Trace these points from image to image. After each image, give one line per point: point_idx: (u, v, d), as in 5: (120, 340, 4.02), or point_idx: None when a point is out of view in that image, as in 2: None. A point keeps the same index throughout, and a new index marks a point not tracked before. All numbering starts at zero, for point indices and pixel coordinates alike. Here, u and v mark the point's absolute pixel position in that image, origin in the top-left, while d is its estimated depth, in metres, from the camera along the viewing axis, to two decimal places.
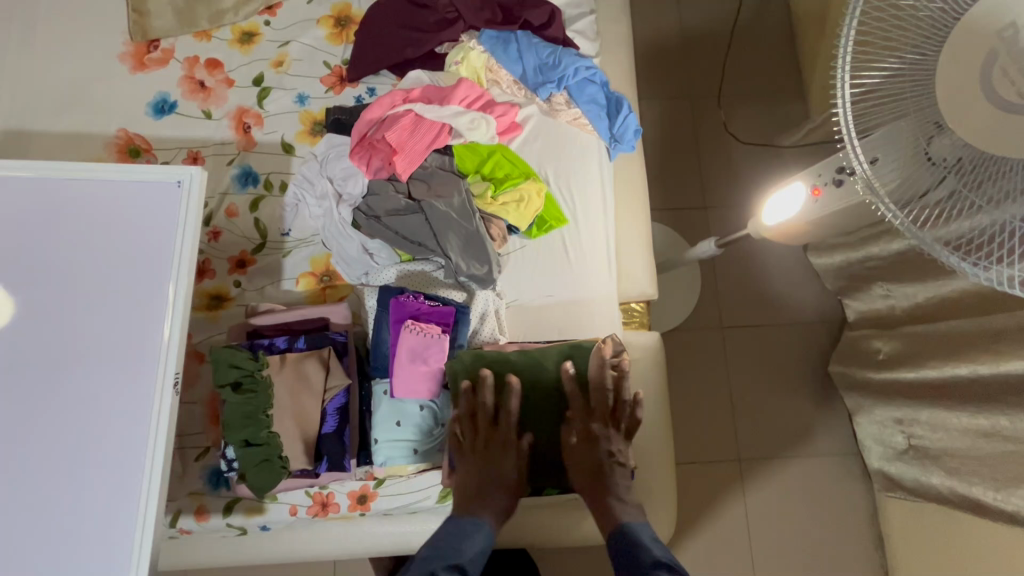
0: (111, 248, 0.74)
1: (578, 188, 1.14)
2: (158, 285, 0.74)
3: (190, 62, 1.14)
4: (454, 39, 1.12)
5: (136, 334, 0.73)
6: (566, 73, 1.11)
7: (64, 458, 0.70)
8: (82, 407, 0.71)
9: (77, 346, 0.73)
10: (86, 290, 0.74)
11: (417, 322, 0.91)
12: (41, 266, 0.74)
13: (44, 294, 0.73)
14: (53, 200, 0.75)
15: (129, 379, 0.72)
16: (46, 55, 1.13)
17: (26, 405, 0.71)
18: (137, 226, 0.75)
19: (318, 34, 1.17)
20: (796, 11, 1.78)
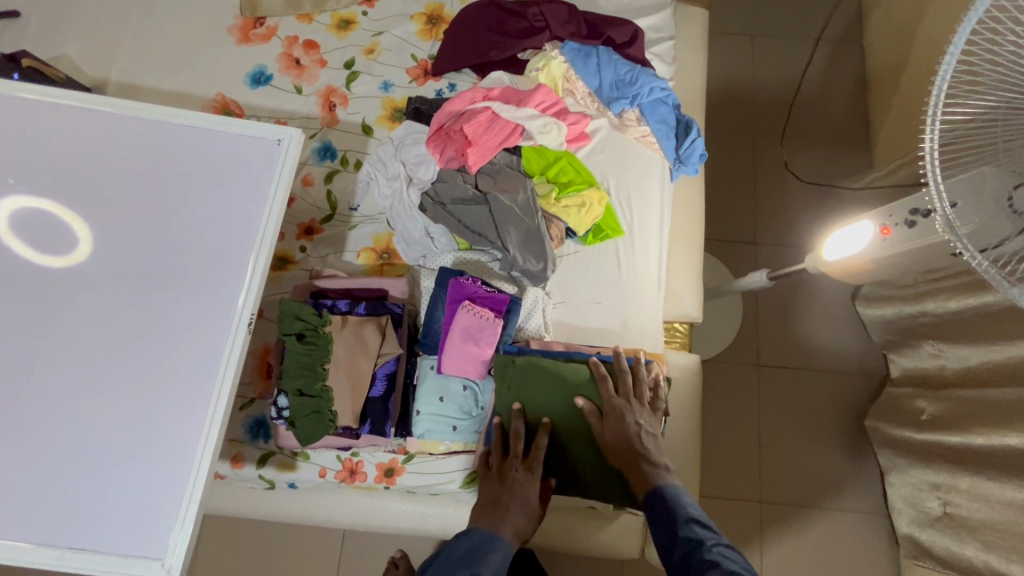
0: (210, 195, 0.79)
1: (638, 202, 1.16)
2: (249, 235, 0.78)
3: (290, 40, 1.22)
4: (537, 46, 1.17)
5: (222, 279, 0.77)
6: (641, 91, 1.14)
7: (142, 386, 0.74)
8: (164, 341, 0.75)
9: (168, 283, 0.77)
10: (182, 230, 0.78)
11: (473, 304, 0.93)
12: (144, 206, 0.79)
13: (145, 231, 0.78)
14: (166, 143, 0.80)
15: (210, 320, 0.76)
16: (163, 20, 1.22)
17: (114, 333, 0.75)
18: (237, 178, 0.79)
19: (409, 29, 1.23)
20: (871, 64, 1.79)
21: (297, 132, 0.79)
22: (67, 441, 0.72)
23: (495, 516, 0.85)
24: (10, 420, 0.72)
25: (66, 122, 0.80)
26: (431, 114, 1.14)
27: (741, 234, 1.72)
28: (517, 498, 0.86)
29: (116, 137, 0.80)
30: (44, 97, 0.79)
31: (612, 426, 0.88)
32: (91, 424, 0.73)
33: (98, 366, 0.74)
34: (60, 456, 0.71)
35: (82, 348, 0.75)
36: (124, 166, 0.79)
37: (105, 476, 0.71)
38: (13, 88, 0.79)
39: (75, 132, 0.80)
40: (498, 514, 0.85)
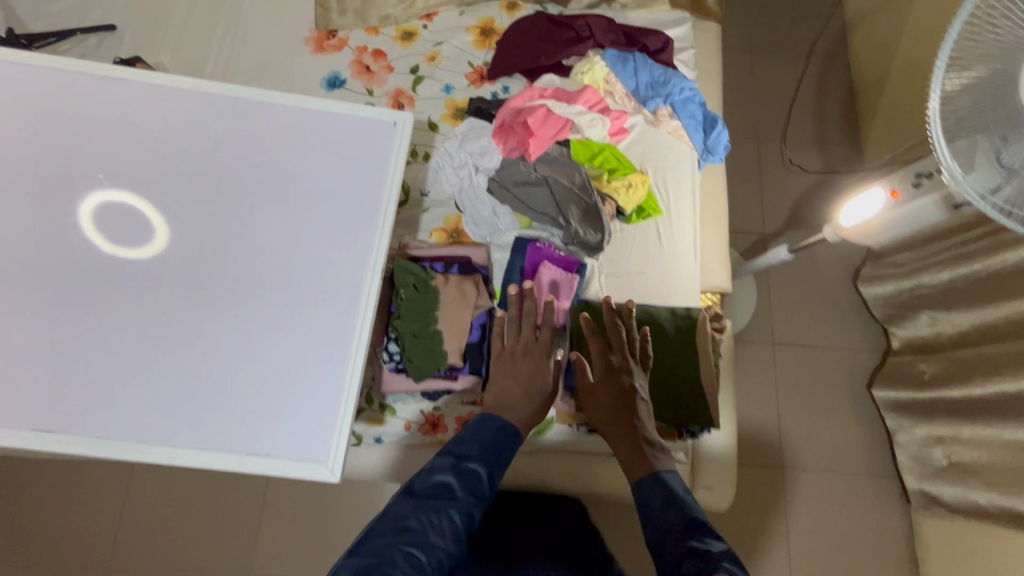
0: (340, 164, 0.94)
1: (672, 186, 1.32)
2: (374, 199, 0.93)
3: (360, 50, 1.37)
4: (581, 53, 1.34)
5: (354, 233, 0.93)
6: (673, 91, 1.31)
7: (294, 322, 0.90)
8: (310, 287, 0.91)
9: (307, 240, 0.93)
10: (316, 196, 0.94)
11: (552, 264, 1.15)
12: (282, 177, 0.94)
13: (285, 198, 0.94)
14: (296, 124, 0.95)
15: (346, 268, 0.92)
16: (246, 33, 1.37)
17: (268, 278, 0.91)
18: (362, 150, 0.95)
19: (466, 39, 1.40)
20: (857, 75, 2.01)
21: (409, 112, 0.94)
22: (237, 367, 0.89)
23: (509, 404, 1.00)
24: (190, 354, 0.89)
25: (215, 106, 0.95)
26: (491, 110, 1.30)
27: (750, 226, 1.90)
28: (519, 366, 1.04)
29: (251, 117, 0.95)
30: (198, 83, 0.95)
31: (607, 393, 1.04)
32: (256, 354, 0.89)
33: (257, 307, 0.91)
34: (233, 380, 0.88)
35: (243, 293, 0.91)
36: (266, 141, 0.95)
37: (269, 395, 0.88)
38: (173, 81, 0.95)
39: (220, 116, 0.95)
40: (513, 402, 1.00)
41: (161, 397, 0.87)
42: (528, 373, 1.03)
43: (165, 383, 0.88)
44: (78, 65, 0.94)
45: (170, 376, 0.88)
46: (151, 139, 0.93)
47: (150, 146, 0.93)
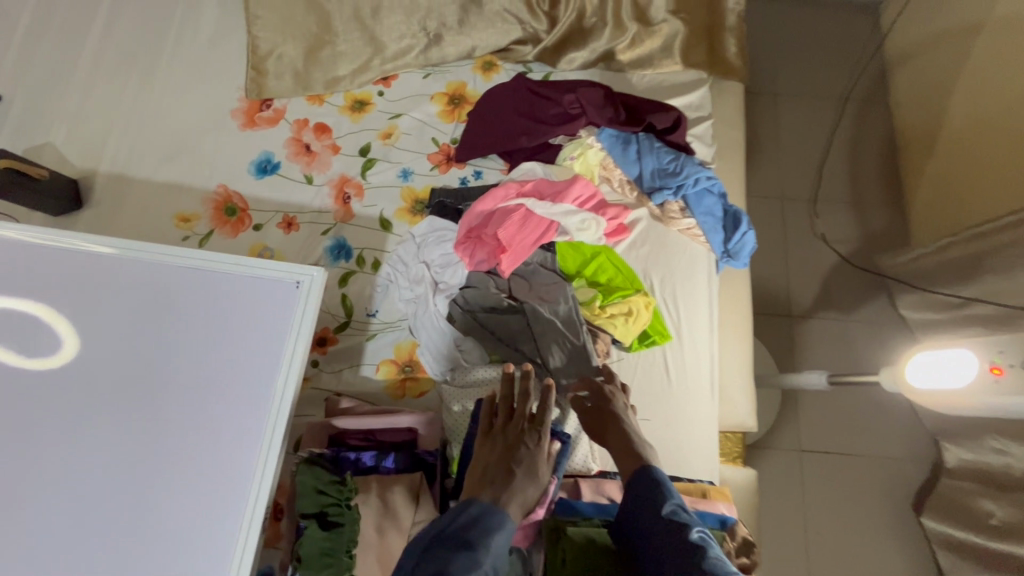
0: (220, 332, 0.78)
1: (684, 299, 1.05)
2: (267, 379, 0.77)
3: (299, 124, 1.12)
4: (571, 133, 1.07)
5: (238, 430, 0.76)
6: (687, 182, 1.04)
7: (150, 551, 0.71)
8: (177, 495, 0.74)
9: (175, 432, 0.75)
10: (191, 377, 0.77)
11: None
12: (149, 355, 0.77)
13: (152, 380, 0.77)
14: (168, 287, 0.79)
15: (224, 476, 0.74)
16: (160, 103, 1.12)
17: (125, 495, 0.73)
18: (253, 321, 0.79)
19: (429, 110, 1.14)
20: (898, 125, 1.73)
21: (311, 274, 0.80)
22: None
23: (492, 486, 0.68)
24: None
25: (66, 270, 0.78)
26: (457, 207, 1.04)
27: (774, 306, 1.62)
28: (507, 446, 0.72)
29: (110, 278, 0.79)
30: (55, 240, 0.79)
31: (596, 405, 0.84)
32: None
33: (106, 535, 0.72)
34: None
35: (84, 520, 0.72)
36: (133, 316, 0.78)
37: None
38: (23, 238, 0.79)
39: (74, 277, 0.78)
40: (504, 481, 0.68)
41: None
42: (527, 452, 0.71)
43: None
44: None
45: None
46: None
47: None
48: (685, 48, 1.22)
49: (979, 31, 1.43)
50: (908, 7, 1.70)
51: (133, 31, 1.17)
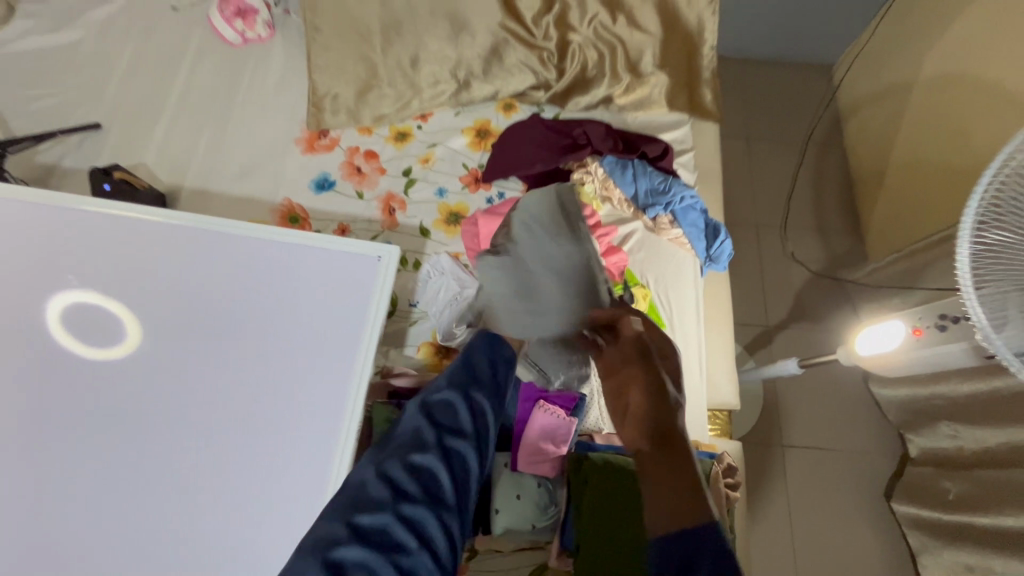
0: (321, 288, 1.03)
1: (675, 295, 1.26)
2: (358, 325, 1.01)
3: (352, 150, 1.34)
4: (579, 159, 1.29)
5: (341, 359, 1.00)
6: (674, 199, 1.27)
7: (276, 440, 0.97)
8: (294, 403, 0.99)
9: (288, 360, 1.00)
10: (299, 320, 1.01)
11: (547, 403, 0.99)
12: (267, 303, 1.02)
13: (269, 321, 1.01)
14: (280, 254, 1.04)
15: (328, 400, 0.99)
16: (235, 131, 1.34)
17: (254, 404, 0.99)
18: (344, 284, 1.03)
19: (461, 141, 1.37)
20: (854, 162, 2.00)
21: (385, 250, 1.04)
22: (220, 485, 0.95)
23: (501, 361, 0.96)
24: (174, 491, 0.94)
25: (205, 241, 1.04)
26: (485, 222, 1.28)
27: (753, 317, 1.84)
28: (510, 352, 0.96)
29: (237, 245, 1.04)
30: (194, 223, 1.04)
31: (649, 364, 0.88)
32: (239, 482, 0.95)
33: (243, 432, 0.97)
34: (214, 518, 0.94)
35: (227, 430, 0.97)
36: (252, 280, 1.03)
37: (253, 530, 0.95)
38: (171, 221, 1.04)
39: (210, 246, 1.04)
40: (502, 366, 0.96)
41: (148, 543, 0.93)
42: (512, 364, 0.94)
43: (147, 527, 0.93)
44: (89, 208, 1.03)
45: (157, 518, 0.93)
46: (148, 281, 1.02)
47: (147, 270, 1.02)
48: (668, 95, 1.49)
49: (911, 87, 1.73)
50: (855, 66, 2.01)
51: (212, 75, 1.40)
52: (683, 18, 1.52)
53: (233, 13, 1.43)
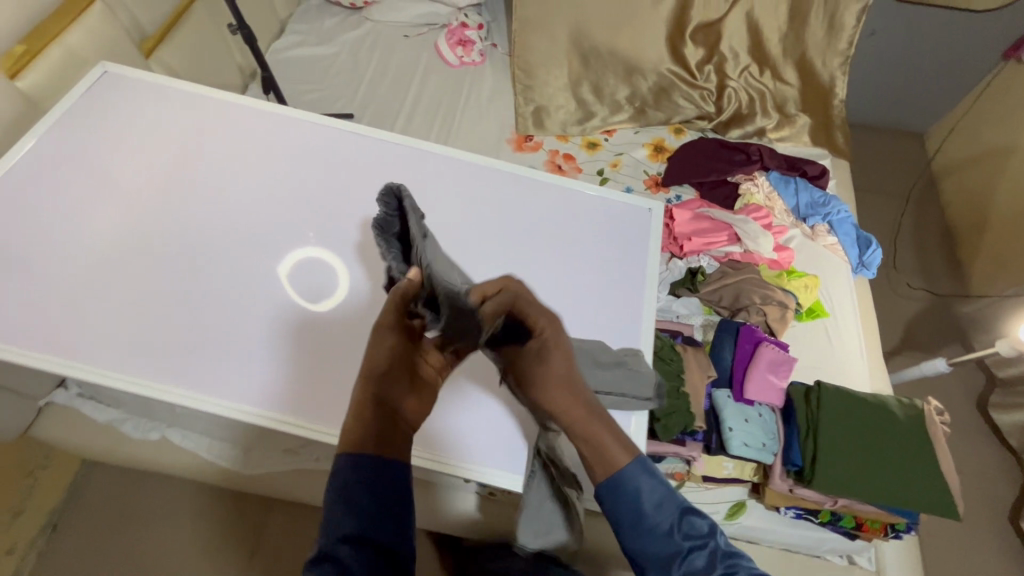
0: (602, 228, 1.03)
1: (835, 291, 1.42)
2: (641, 267, 1.00)
3: (553, 153, 1.61)
4: (748, 173, 1.53)
5: (627, 291, 0.98)
6: (831, 211, 1.49)
7: None
8: (586, 326, 0.93)
9: (579, 277, 0.98)
10: (586, 250, 1.00)
11: (769, 342, 1.10)
12: (552, 233, 1.01)
13: (557, 243, 1.00)
14: (561, 198, 1.06)
15: (623, 330, 0.94)
16: (458, 130, 1.62)
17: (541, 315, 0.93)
18: (621, 223, 1.05)
19: (642, 153, 1.63)
20: (955, 217, 2.20)
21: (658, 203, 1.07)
22: None
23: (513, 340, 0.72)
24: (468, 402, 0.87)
25: (482, 176, 1.06)
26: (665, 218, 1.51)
27: None
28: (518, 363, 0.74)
29: (525, 185, 1.06)
30: (478, 159, 1.08)
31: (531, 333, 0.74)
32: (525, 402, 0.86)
33: None
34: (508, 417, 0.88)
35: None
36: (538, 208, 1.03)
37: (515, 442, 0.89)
38: (453, 156, 1.09)
39: (490, 179, 1.06)
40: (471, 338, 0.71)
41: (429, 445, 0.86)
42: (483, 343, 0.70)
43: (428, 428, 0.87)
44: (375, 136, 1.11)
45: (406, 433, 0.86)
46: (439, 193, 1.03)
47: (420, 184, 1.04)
48: (810, 134, 1.76)
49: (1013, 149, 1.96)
50: (952, 135, 2.25)
51: (438, 86, 1.71)
52: (819, 75, 1.81)
53: (456, 42, 1.77)
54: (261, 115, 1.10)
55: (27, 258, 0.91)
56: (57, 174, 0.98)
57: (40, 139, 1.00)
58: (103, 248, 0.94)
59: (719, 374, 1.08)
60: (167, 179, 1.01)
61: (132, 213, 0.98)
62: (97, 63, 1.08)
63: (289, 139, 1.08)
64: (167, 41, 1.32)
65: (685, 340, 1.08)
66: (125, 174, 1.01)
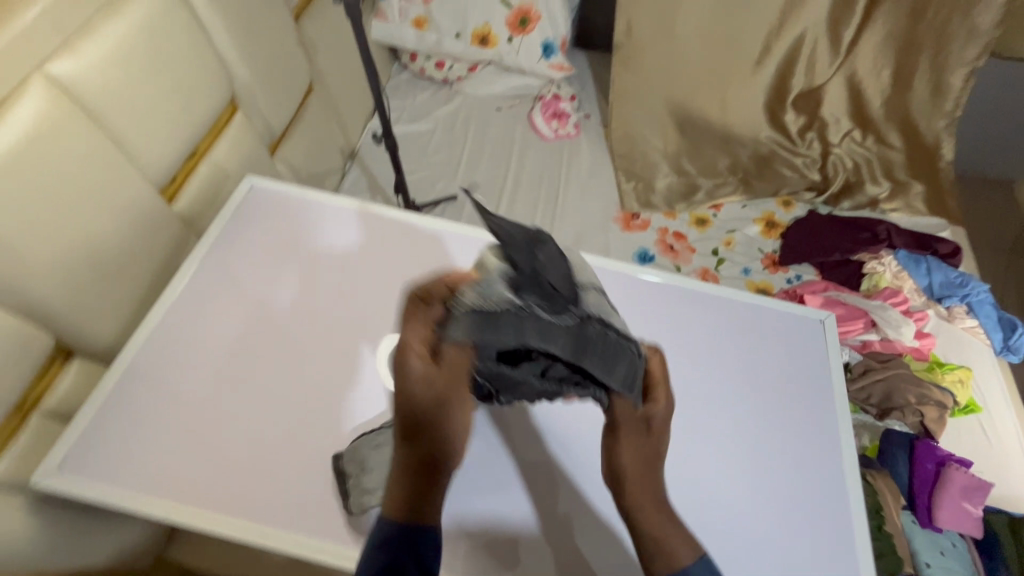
0: (778, 344, 0.98)
1: (984, 380, 1.32)
2: (827, 389, 0.95)
3: (663, 231, 1.55)
4: (874, 252, 1.47)
5: (818, 418, 0.92)
6: (971, 292, 1.39)
7: (778, 501, 0.84)
8: (784, 460, 0.87)
9: (766, 404, 0.92)
10: (767, 373, 0.96)
11: (954, 462, 1.02)
12: (727, 355, 0.97)
13: (736, 367, 0.96)
14: (728, 314, 1.02)
15: (824, 463, 0.88)
16: (562, 209, 1.59)
17: (735, 450, 0.88)
18: (797, 340, 0.99)
19: (754, 229, 1.57)
20: None
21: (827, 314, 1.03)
22: (733, 556, 0.79)
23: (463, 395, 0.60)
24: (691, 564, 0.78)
25: (643, 292, 1.03)
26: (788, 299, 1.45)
27: None
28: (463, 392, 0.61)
29: (687, 301, 1.03)
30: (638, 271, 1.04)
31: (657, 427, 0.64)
32: (739, 553, 0.79)
33: (728, 480, 0.85)
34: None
35: (727, 462, 0.87)
36: (708, 329, 0.99)
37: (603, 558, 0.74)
38: (610, 270, 1.05)
39: (651, 295, 1.03)
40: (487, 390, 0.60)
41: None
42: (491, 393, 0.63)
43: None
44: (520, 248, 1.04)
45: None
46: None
47: None
48: (926, 204, 1.70)
49: None
50: None
51: (536, 162, 1.68)
52: (926, 138, 1.74)
53: (551, 115, 1.75)
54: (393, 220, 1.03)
55: (192, 393, 0.84)
56: (214, 296, 0.93)
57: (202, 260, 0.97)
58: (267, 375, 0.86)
59: (905, 500, 1.00)
60: (321, 295, 0.94)
61: (290, 334, 0.91)
62: (244, 177, 1.07)
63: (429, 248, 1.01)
64: (289, 138, 1.31)
65: (868, 464, 1.01)
66: (279, 291, 0.95)
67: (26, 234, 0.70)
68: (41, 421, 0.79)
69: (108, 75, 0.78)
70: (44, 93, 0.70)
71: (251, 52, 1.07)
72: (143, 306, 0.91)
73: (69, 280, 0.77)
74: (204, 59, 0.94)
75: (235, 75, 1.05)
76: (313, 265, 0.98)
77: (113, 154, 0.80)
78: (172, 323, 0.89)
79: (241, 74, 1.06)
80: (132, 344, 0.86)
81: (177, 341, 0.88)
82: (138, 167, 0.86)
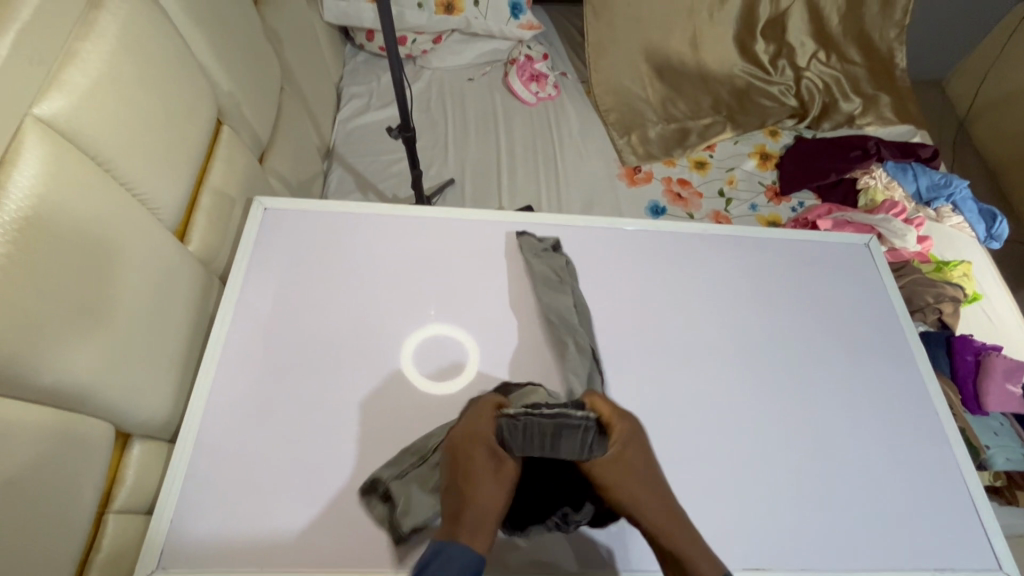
0: (835, 272, 1.03)
1: (979, 271, 1.43)
2: (887, 307, 1.00)
3: (667, 180, 1.55)
4: (865, 167, 1.54)
5: (886, 334, 0.97)
6: (956, 190, 1.50)
7: (874, 419, 0.89)
8: (869, 382, 0.92)
9: (839, 331, 0.97)
10: (833, 302, 0.99)
11: (991, 351, 1.15)
12: (793, 292, 1.00)
13: (804, 302, 0.99)
14: (783, 252, 1.04)
15: (903, 377, 0.93)
16: (563, 174, 1.54)
17: (823, 381, 0.91)
18: (849, 266, 1.04)
19: (751, 164, 1.61)
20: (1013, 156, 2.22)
21: (870, 236, 1.09)
22: (848, 479, 0.83)
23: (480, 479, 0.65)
24: (822, 490, 0.82)
25: (698, 246, 1.03)
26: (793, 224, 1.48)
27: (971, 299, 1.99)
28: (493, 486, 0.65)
29: (742, 245, 1.04)
30: (689, 226, 1.04)
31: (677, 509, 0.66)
32: (853, 475, 0.84)
33: (825, 410, 0.89)
34: (861, 496, 0.82)
35: (827, 388, 0.91)
36: (777, 266, 1.02)
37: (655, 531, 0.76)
38: (661, 228, 1.04)
39: (708, 246, 1.03)
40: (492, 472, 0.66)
41: (814, 556, 0.77)
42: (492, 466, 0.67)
43: (801, 532, 0.79)
44: (574, 226, 1.02)
45: (772, 550, 0.77)
46: (674, 273, 0.99)
47: (645, 268, 0.99)
48: (895, 112, 1.75)
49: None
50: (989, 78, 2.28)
51: (524, 129, 1.61)
52: (879, 49, 1.76)
53: (529, 78, 1.65)
54: (438, 223, 1.00)
55: (279, 448, 0.78)
56: (267, 340, 0.86)
57: (237, 305, 0.88)
58: (353, 412, 0.81)
59: (958, 394, 1.13)
60: (382, 315, 0.90)
61: (364, 363, 0.85)
62: (254, 201, 0.97)
63: (480, 246, 0.98)
64: (274, 146, 1.18)
65: None
66: (341, 320, 0.89)
67: (59, 312, 0.58)
68: (117, 519, 0.69)
69: (104, 106, 0.65)
70: (42, 141, 0.57)
71: (228, 58, 0.93)
72: (189, 367, 0.82)
73: (112, 353, 0.66)
74: (190, 71, 0.81)
75: (217, 85, 0.92)
76: (363, 285, 0.92)
77: (125, 199, 0.68)
78: (231, 380, 0.82)
79: (224, 84, 0.93)
80: (194, 412, 0.79)
81: (245, 396, 0.81)
82: (151, 209, 0.75)
